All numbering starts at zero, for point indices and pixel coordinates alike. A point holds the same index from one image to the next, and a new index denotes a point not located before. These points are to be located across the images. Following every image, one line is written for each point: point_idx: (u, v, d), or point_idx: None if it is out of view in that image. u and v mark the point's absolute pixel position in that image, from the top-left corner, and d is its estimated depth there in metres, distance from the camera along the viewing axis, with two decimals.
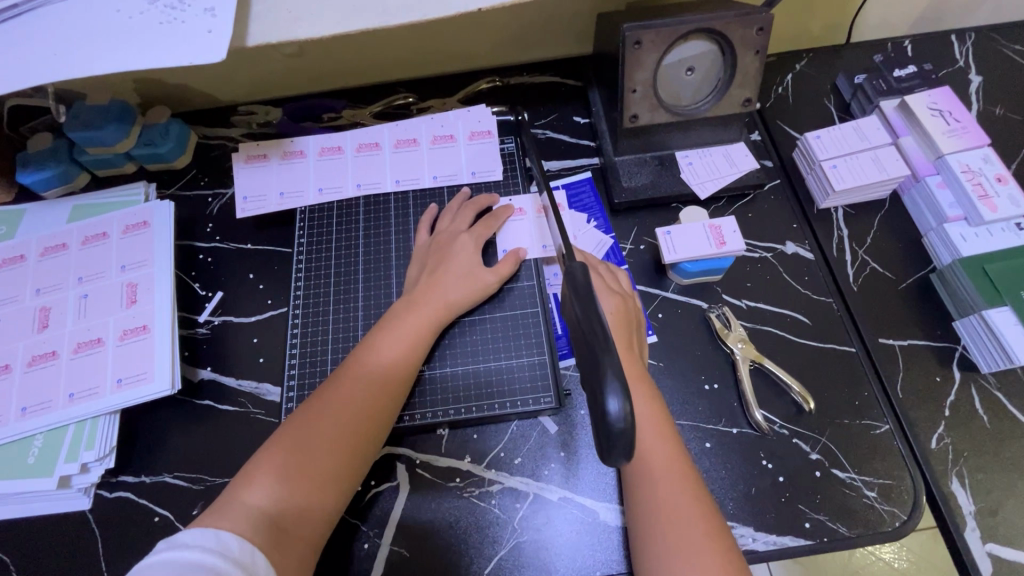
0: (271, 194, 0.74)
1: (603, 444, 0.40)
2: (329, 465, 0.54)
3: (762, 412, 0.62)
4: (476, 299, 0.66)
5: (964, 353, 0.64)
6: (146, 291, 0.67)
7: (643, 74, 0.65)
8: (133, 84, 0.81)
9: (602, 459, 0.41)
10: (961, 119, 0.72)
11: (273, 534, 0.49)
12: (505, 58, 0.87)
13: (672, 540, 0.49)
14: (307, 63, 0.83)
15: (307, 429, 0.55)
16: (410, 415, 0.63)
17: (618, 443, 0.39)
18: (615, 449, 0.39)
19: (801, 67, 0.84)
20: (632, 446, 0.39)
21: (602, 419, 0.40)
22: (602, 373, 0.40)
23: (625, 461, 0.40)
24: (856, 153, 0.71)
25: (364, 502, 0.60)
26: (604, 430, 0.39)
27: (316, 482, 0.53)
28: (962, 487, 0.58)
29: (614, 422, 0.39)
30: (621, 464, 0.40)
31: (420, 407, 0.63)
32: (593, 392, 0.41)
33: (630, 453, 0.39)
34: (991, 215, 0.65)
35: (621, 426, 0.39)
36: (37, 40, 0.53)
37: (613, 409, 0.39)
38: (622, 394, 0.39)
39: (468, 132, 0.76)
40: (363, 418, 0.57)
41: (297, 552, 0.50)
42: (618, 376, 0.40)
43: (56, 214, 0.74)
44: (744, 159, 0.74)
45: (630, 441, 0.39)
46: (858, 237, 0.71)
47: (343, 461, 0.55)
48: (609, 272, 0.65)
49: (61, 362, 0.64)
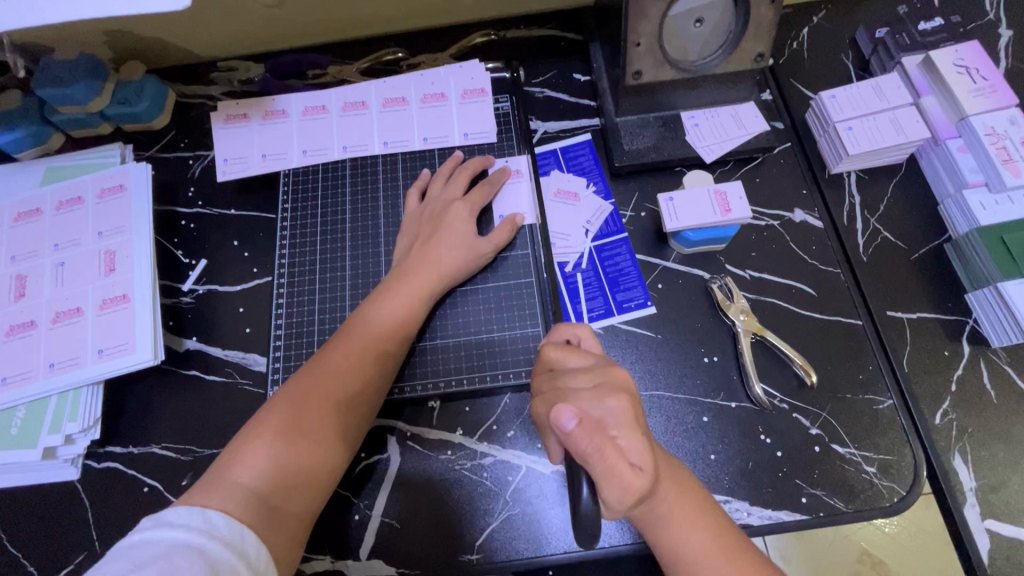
0: (253, 156, 0.70)
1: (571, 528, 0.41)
2: (319, 441, 0.53)
3: (762, 386, 0.60)
4: (468, 271, 0.63)
5: (975, 326, 0.62)
6: (125, 258, 0.64)
7: (648, 26, 0.60)
8: (104, 37, 0.77)
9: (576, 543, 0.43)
10: (988, 77, 0.67)
11: (266, 511, 0.48)
12: (501, 9, 0.81)
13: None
14: (288, 14, 0.77)
15: (298, 400, 0.53)
16: (399, 387, 0.61)
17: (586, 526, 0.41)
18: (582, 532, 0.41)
19: (818, 20, 0.78)
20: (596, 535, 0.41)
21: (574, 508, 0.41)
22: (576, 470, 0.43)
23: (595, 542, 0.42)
24: (874, 114, 0.67)
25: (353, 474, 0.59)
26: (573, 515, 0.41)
27: (308, 457, 0.52)
28: (964, 463, 0.57)
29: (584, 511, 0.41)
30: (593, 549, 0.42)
31: (410, 380, 0.61)
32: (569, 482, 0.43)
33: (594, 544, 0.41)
34: (1014, 181, 0.62)
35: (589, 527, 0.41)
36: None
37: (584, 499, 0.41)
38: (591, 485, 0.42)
39: (459, 90, 0.72)
40: (355, 393, 0.55)
41: (291, 529, 0.49)
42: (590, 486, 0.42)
43: (29, 177, 0.70)
44: (753, 121, 0.69)
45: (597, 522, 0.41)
46: (869, 204, 0.68)
47: (334, 433, 0.54)
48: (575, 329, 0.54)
49: (39, 332, 0.61)
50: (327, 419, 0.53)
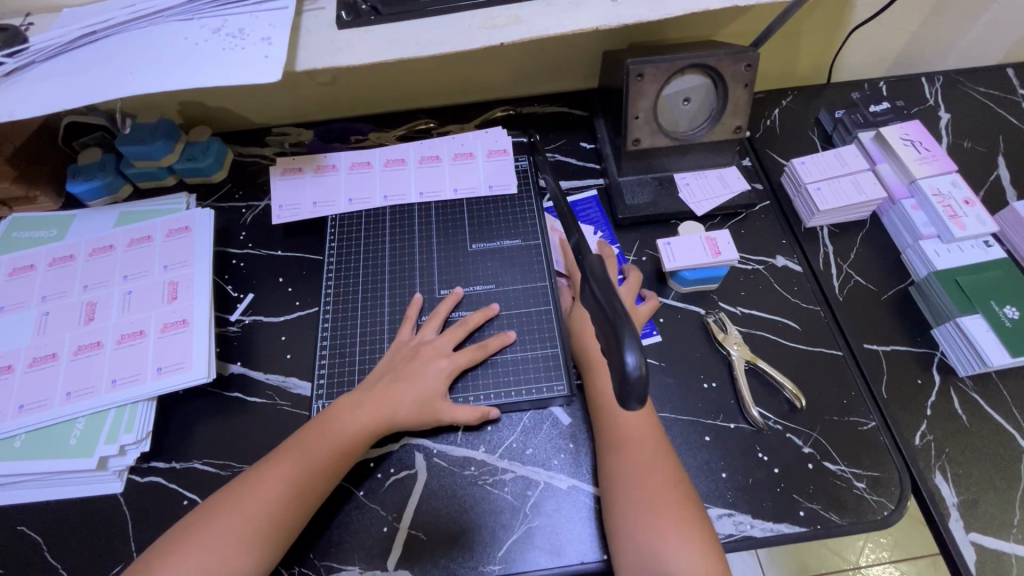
0: (305, 203, 0.80)
1: (618, 392, 0.43)
2: (305, 467, 0.59)
3: (758, 410, 0.66)
4: (475, 314, 0.71)
5: (942, 357, 0.70)
6: (186, 288, 0.72)
7: (645, 103, 0.73)
8: (178, 106, 0.90)
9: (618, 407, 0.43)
10: (931, 149, 0.79)
11: (235, 538, 0.55)
12: (519, 91, 0.96)
13: (645, 512, 0.56)
14: (339, 90, 0.91)
15: (308, 435, 0.61)
16: (454, 397, 0.67)
17: (634, 390, 0.41)
18: (631, 396, 0.42)
19: (786, 103, 0.93)
20: (645, 393, 0.42)
21: (618, 372, 0.42)
22: (622, 332, 0.42)
23: (639, 408, 0.43)
24: (838, 177, 0.79)
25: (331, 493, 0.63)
26: (620, 380, 0.42)
27: (296, 484, 0.58)
28: (944, 480, 0.63)
29: (631, 375, 0.41)
30: (634, 409, 0.43)
31: (456, 395, 0.67)
32: (611, 354, 0.43)
33: (644, 401, 0.42)
34: (960, 232, 0.72)
35: (638, 377, 0.41)
36: (125, 61, 0.63)
37: (630, 364, 0.41)
38: (638, 351, 0.41)
39: (485, 151, 0.83)
40: (358, 422, 0.62)
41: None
42: (636, 336, 0.42)
43: (104, 219, 0.80)
44: (737, 181, 0.81)
45: (645, 389, 0.42)
46: (841, 253, 0.78)
47: (331, 461, 0.60)
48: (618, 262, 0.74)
49: (105, 352, 0.68)
50: (323, 448, 0.60)
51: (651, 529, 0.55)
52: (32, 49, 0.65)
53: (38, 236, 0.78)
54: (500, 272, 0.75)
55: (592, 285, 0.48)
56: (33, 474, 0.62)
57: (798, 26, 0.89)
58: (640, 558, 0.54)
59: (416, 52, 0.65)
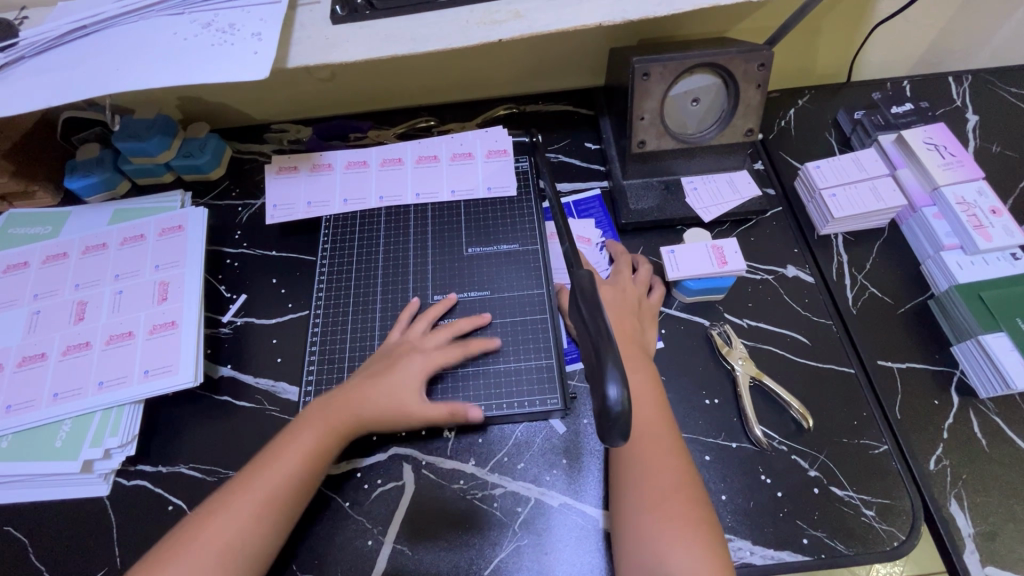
0: (300, 203, 0.79)
1: (601, 426, 0.42)
2: (306, 463, 0.58)
3: (762, 428, 0.63)
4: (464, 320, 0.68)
5: (962, 377, 0.65)
6: (176, 290, 0.71)
7: (651, 103, 0.70)
8: (177, 102, 0.89)
9: (601, 440, 0.42)
10: (956, 154, 0.74)
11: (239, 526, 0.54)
12: (523, 88, 0.93)
13: (651, 516, 0.53)
14: (338, 86, 0.89)
15: (304, 427, 0.60)
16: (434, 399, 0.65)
17: (616, 424, 0.40)
18: (614, 430, 0.41)
19: (802, 102, 0.89)
20: (628, 428, 0.41)
21: (601, 403, 0.41)
22: (605, 362, 0.41)
23: (622, 444, 0.42)
24: (855, 183, 0.75)
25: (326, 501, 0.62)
26: (602, 413, 0.41)
27: (278, 490, 0.56)
28: (961, 509, 0.59)
29: (612, 407, 0.40)
30: (618, 445, 0.42)
31: (441, 399, 0.65)
32: (594, 383, 0.42)
33: (627, 436, 0.41)
34: (985, 244, 0.68)
35: (620, 410, 0.40)
36: (113, 57, 0.62)
37: (612, 396, 0.40)
38: (621, 381, 0.40)
39: (485, 150, 0.81)
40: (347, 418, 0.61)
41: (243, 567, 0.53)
42: (618, 366, 0.41)
43: (99, 216, 0.79)
44: (747, 187, 0.77)
45: (628, 424, 0.40)
46: (856, 263, 0.74)
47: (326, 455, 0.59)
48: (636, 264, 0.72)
49: (94, 352, 0.67)
50: (310, 449, 0.59)
51: (656, 538, 0.52)
52: (23, 43, 0.64)
53: (33, 233, 0.78)
54: (496, 278, 0.73)
55: (580, 302, 0.47)
56: (16, 476, 0.61)
57: (817, 21, 0.84)
58: (640, 558, 0.52)
59: (411, 49, 0.63)
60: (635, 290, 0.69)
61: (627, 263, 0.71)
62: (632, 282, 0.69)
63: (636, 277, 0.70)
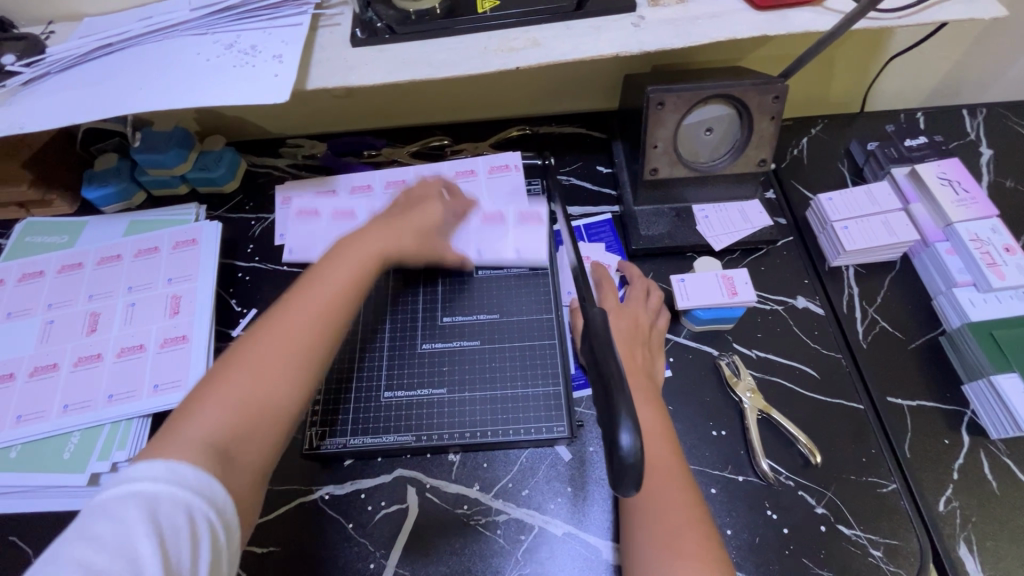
0: (303, 229, 0.81)
1: (613, 474, 0.41)
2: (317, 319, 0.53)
3: (769, 462, 0.63)
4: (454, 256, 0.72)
5: (973, 417, 0.65)
6: (188, 303, 0.72)
7: (664, 132, 0.70)
8: (195, 115, 0.90)
9: (612, 488, 0.42)
10: (969, 189, 0.74)
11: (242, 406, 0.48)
12: (536, 109, 0.93)
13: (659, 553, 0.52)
14: (353, 103, 0.90)
15: (301, 299, 0.54)
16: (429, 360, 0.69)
17: (628, 473, 0.40)
18: (626, 479, 0.41)
19: (815, 131, 0.89)
20: (641, 478, 0.41)
21: (614, 450, 0.41)
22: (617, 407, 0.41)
23: (634, 493, 0.42)
24: (867, 216, 0.75)
25: (327, 524, 0.62)
26: (615, 461, 0.41)
27: (287, 359, 0.51)
28: (969, 552, 0.58)
29: (626, 456, 0.40)
30: (631, 493, 0.42)
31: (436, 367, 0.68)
32: (606, 426, 0.42)
33: (639, 485, 0.41)
34: (999, 282, 0.67)
35: (633, 459, 0.40)
36: (137, 75, 0.63)
37: (625, 443, 0.40)
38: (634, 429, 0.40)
39: (488, 168, 0.82)
40: (348, 275, 0.57)
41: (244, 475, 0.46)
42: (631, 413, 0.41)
43: (114, 227, 0.80)
44: (759, 216, 0.77)
45: (640, 474, 0.40)
46: (867, 295, 0.74)
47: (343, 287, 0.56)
48: (644, 290, 0.72)
49: (105, 365, 0.68)
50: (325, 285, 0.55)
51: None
52: (50, 60, 0.65)
53: (50, 242, 0.79)
54: (504, 301, 0.73)
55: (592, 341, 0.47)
56: (22, 487, 0.61)
57: (831, 52, 0.85)
58: None
59: (430, 74, 0.63)
60: (642, 318, 0.68)
61: (633, 289, 0.71)
62: (640, 311, 0.69)
63: (643, 304, 0.70)
